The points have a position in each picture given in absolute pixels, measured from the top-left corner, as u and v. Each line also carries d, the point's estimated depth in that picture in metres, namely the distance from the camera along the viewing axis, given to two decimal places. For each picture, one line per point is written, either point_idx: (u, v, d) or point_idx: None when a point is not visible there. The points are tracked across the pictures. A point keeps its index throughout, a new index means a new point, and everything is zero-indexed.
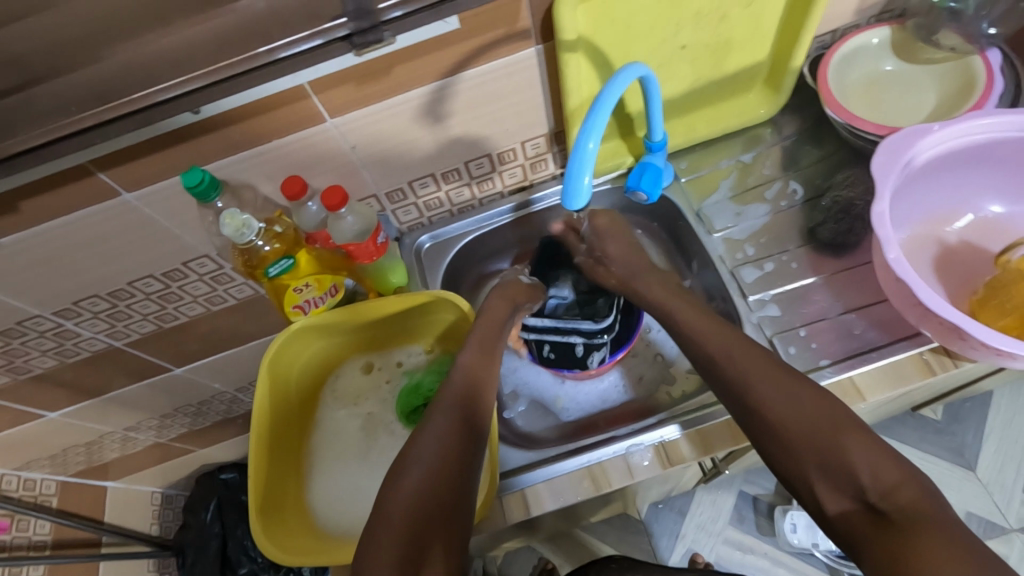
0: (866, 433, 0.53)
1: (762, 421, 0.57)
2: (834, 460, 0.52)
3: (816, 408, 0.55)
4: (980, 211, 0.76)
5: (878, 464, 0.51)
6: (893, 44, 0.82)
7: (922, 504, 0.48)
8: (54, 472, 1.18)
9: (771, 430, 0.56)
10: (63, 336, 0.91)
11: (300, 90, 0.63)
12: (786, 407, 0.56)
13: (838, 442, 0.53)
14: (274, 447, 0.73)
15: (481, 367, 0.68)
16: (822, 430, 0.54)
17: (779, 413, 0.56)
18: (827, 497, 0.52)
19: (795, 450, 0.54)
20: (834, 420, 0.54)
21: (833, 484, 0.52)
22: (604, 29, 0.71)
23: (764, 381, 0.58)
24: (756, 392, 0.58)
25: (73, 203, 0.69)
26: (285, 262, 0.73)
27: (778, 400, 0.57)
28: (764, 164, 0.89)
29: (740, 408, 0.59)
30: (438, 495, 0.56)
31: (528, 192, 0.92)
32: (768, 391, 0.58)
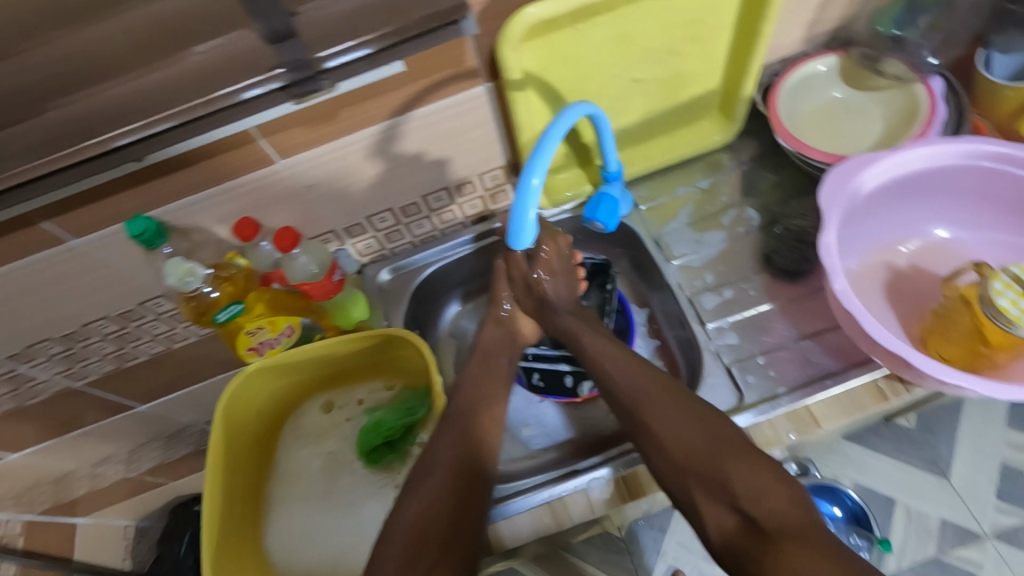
0: (748, 452, 0.57)
1: (653, 442, 0.60)
2: (719, 483, 0.55)
3: (703, 430, 0.59)
4: (927, 235, 0.78)
5: (752, 478, 0.55)
6: (841, 71, 0.83)
7: (788, 514, 0.53)
8: (19, 511, 1.10)
9: (666, 460, 0.58)
10: (18, 380, 0.88)
11: (246, 135, 0.63)
12: (679, 436, 0.59)
13: (716, 460, 0.57)
14: (233, 493, 0.72)
15: (493, 402, 0.68)
16: (708, 447, 0.57)
17: (673, 442, 0.59)
18: (707, 507, 0.56)
19: (682, 469, 0.58)
20: (722, 445, 0.57)
21: (712, 496, 0.56)
22: (553, 67, 0.72)
23: (663, 414, 0.61)
24: (653, 413, 0.61)
25: (18, 251, 0.67)
26: (234, 308, 0.72)
27: (672, 422, 0.60)
28: (722, 190, 0.90)
29: (636, 429, 0.62)
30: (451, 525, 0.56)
31: (489, 222, 0.93)
32: (661, 417, 0.61)
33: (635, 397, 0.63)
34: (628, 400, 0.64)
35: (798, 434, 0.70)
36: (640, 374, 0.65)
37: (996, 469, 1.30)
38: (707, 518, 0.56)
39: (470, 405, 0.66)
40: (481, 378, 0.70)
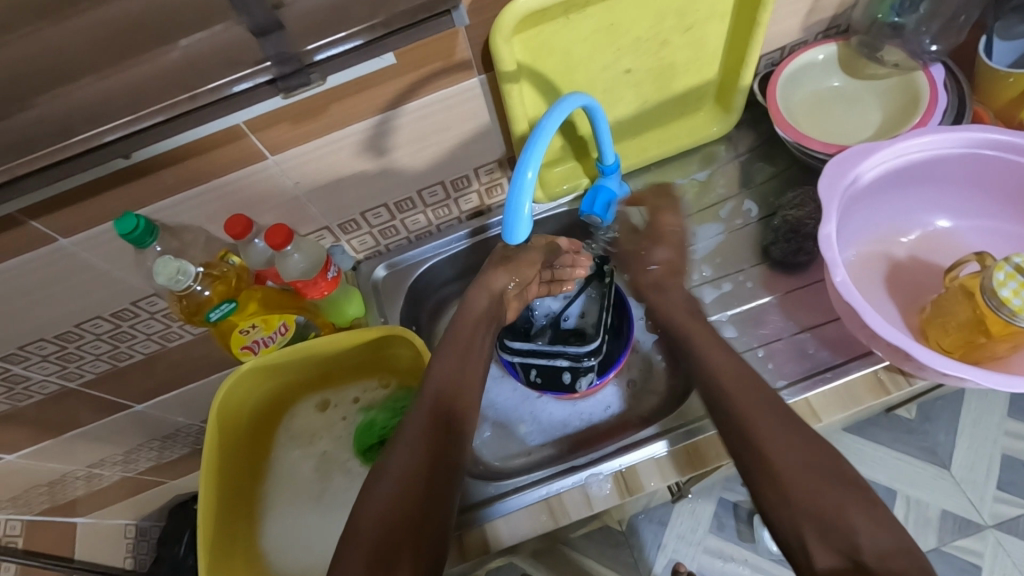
0: (867, 500, 0.52)
1: (767, 469, 0.56)
2: (839, 529, 0.51)
3: (813, 464, 0.55)
4: (928, 226, 0.77)
5: (875, 528, 0.51)
6: (840, 60, 0.82)
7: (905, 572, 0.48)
8: (19, 512, 1.15)
9: (774, 490, 0.54)
10: (12, 381, 0.88)
11: (235, 131, 0.62)
12: (788, 459, 0.55)
13: (837, 504, 0.52)
14: (226, 493, 0.71)
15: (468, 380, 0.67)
16: (826, 488, 0.53)
17: (785, 466, 0.55)
18: (819, 553, 0.51)
19: (790, 500, 0.53)
20: (843, 491, 0.53)
21: (827, 542, 0.51)
22: (546, 58, 0.71)
23: (772, 433, 0.57)
24: (767, 438, 0.57)
25: (6, 252, 0.67)
26: (226, 307, 0.70)
27: (786, 451, 0.56)
28: (719, 182, 0.89)
29: (744, 451, 0.58)
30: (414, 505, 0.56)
31: (484, 217, 0.92)
32: (778, 443, 0.56)
33: (741, 413, 0.59)
34: (732, 405, 0.61)
35: None
36: (741, 388, 0.62)
37: (995, 457, 1.30)
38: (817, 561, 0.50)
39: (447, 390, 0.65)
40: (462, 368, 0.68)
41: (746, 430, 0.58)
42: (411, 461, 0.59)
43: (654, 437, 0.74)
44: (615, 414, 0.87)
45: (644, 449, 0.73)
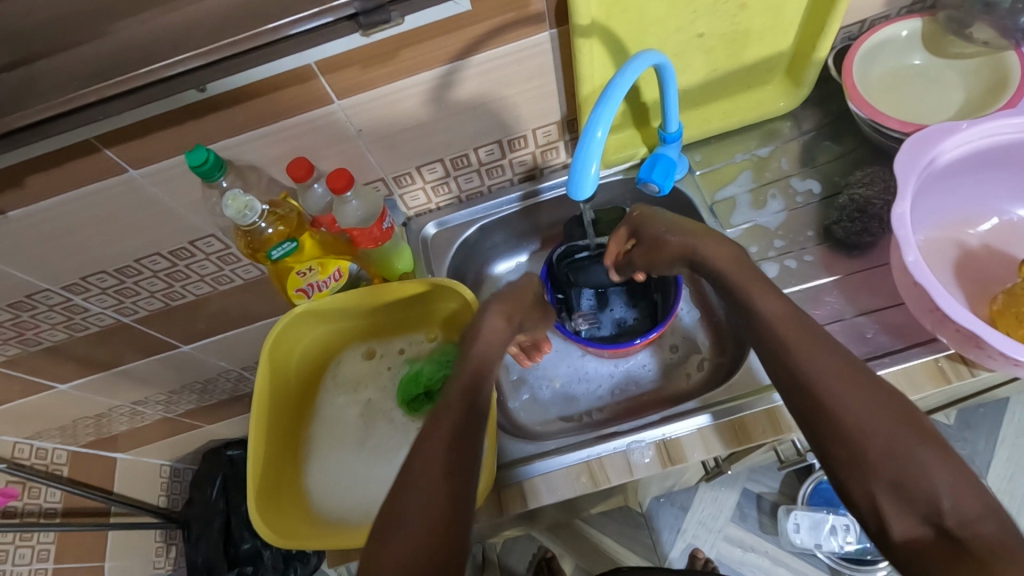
0: (944, 451, 0.50)
1: (832, 431, 0.53)
2: (910, 482, 0.50)
3: (894, 416, 0.52)
4: (1005, 215, 0.74)
5: (956, 487, 0.49)
6: (923, 36, 0.79)
7: (992, 530, 0.47)
8: (65, 442, 1.22)
9: (844, 447, 0.52)
10: (72, 311, 0.91)
11: (306, 71, 0.62)
12: (868, 414, 0.52)
13: (908, 453, 0.50)
14: (274, 432, 0.72)
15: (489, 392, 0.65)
16: (907, 444, 0.51)
17: (864, 427, 0.52)
18: (897, 517, 0.50)
19: (866, 467, 0.51)
20: (918, 439, 0.51)
21: (907, 506, 0.50)
22: (620, 15, 0.69)
23: (858, 401, 0.53)
24: (836, 395, 0.54)
25: (80, 179, 0.68)
26: (287, 246, 0.72)
27: (858, 402, 0.53)
28: (782, 158, 0.87)
29: (807, 416, 0.55)
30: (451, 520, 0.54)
31: (537, 180, 0.91)
32: (853, 404, 0.53)
33: (816, 378, 0.55)
34: (808, 377, 0.56)
35: None
36: (841, 376, 0.55)
37: None
38: (895, 529, 0.50)
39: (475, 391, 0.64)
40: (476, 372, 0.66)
41: (815, 393, 0.55)
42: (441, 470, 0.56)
43: (718, 404, 0.72)
44: (657, 386, 0.87)
45: (700, 416, 0.72)
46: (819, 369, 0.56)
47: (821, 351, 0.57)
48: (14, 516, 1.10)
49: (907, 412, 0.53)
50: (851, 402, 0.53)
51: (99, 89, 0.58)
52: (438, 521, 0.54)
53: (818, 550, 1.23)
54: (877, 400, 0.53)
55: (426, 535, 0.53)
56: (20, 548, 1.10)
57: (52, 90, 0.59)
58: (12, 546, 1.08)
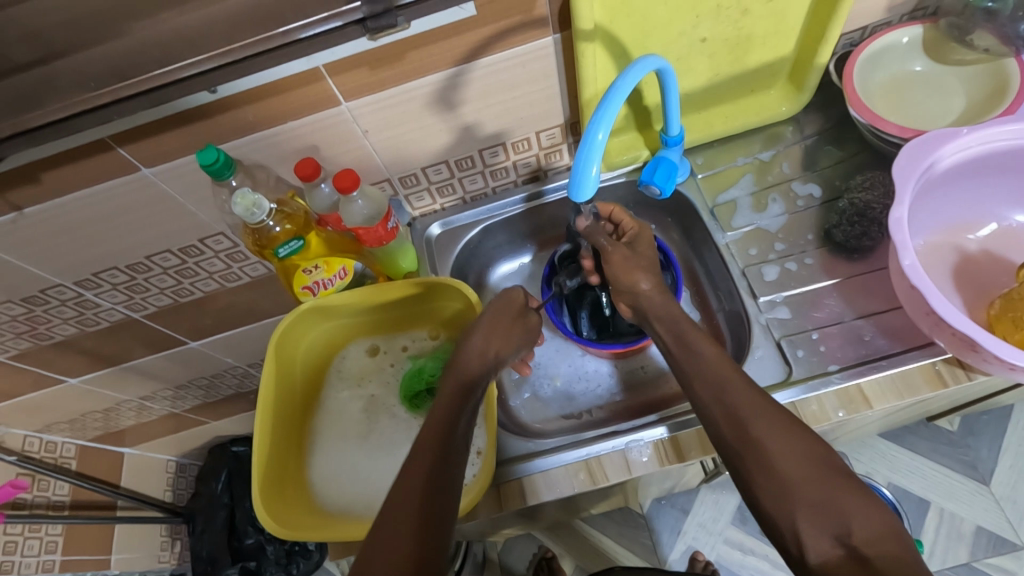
0: (855, 484, 0.52)
1: (758, 459, 0.55)
2: (830, 511, 0.51)
3: (810, 450, 0.55)
4: (1004, 220, 0.74)
5: (867, 513, 0.50)
6: (925, 43, 0.79)
7: (901, 554, 0.48)
8: (74, 436, 1.24)
9: (772, 478, 0.54)
10: (84, 306, 0.93)
11: (315, 73, 0.64)
12: (787, 450, 0.55)
13: (828, 482, 0.52)
14: (279, 425, 0.74)
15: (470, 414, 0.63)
16: (823, 480, 0.52)
17: (782, 458, 0.54)
18: (810, 541, 0.51)
19: (788, 494, 0.53)
20: (832, 474, 0.53)
21: (822, 530, 0.51)
22: (623, 20, 0.70)
23: (773, 432, 0.56)
24: (759, 425, 0.56)
25: (94, 176, 0.70)
26: (294, 244, 0.74)
27: (779, 438, 0.55)
28: (784, 162, 0.87)
29: (736, 446, 0.57)
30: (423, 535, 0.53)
31: (540, 182, 0.92)
32: (773, 437, 0.55)
33: (744, 408, 0.58)
34: (732, 407, 0.59)
35: (846, 411, 0.69)
36: (754, 406, 0.58)
37: None
38: (810, 552, 0.51)
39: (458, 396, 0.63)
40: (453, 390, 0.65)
41: (740, 419, 0.58)
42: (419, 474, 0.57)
43: (673, 417, 0.74)
44: (657, 387, 0.87)
45: (662, 426, 0.73)
46: (745, 401, 0.58)
47: (743, 386, 0.60)
48: (23, 508, 1.12)
49: (821, 447, 0.55)
50: (763, 431, 0.56)
51: (115, 89, 0.60)
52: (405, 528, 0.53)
53: None
54: (798, 433, 0.56)
55: (408, 539, 0.53)
56: (29, 539, 1.12)
57: (70, 89, 0.61)
58: (20, 537, 1.10)
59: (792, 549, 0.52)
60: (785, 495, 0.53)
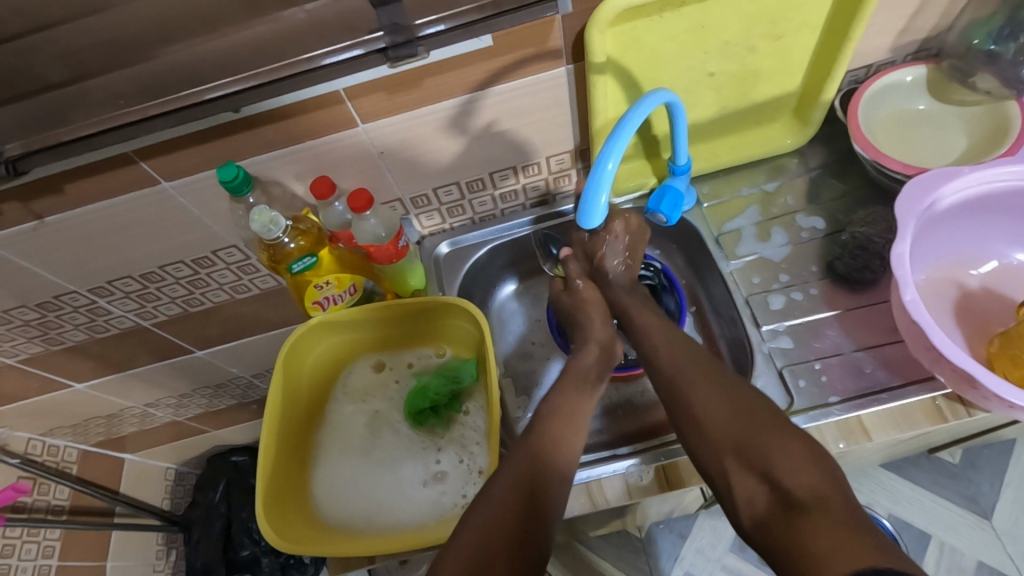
0: (786, 428, 0.55)
1: (689, 416, 0.60)
2: (752, 454, 0.54)
3: (733, 401, 0.58)
4: (1004, 258, 0.75)
5: (786, 451, 0.53)
6: (928, 82, 0.81)
7: (819, 487, 0.50)
8: (76, 440, 1.25)
9: (698, 431, 0.58)
10: (95, 313, 0.94)
11: (334, 96, 0.66)
12: (711, 402, 0.59)
13: (749, 428, 0.56)
14: (284, 439, 0.75)
15: (562, 422, 0.66)
16: (744, 425, 0.56)
17: (705, 410, 0.59)
18: (740, 485, 0.54)
19: (715, 443, 0.57)
20: (756, 420, 0.56)
21: (748, 472, 0.54)
22: (634, 54, 0.73)
23: (698, 390, 0.61)
24: (688, 386, 0.62)
25: (115, 188, 0.72)
26: (308, 260, 0.75)
27: (706, 393, 0.60)
28: (789, 194, 0.89)
29: (674, 406, 0.62)
30: (515, 523, 0.56)
31: (549, 206, 0.94)
32: (699, 392, 0.61)
33: (672, 373, 0.64)
34: (667, 376, 0.65)
35: (846, 443, 0.69)
36: (683, 364, 0.65)
37: None
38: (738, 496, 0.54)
39: (544, 443, 0.62)
40: (565, 399, 0.69)
41: (674, 385, 0.63)
42: (502, 513, 0.56)
43: (646, 450, 0.74)
44: (657, 412, 0.88)
45: (633, 459, 0.74)
46: (676, 364, 0.65)
47: (683, 360, 0.65)
48: (22, 511, 1.13)
49: (748, 397, 0.59)
50: (691, 389, 0.61)
51: (143, 108, 0.63)
52: (511, 527, 0.55)
53: None
54: (725, 387, 0.60)
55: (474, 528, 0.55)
56: (26, 543, 1.12)
57: (100, 106, 0.63)
58: (18, 541, 1.11)
59: (726, 496, 0.56)
60: (715, 444, 0.57)
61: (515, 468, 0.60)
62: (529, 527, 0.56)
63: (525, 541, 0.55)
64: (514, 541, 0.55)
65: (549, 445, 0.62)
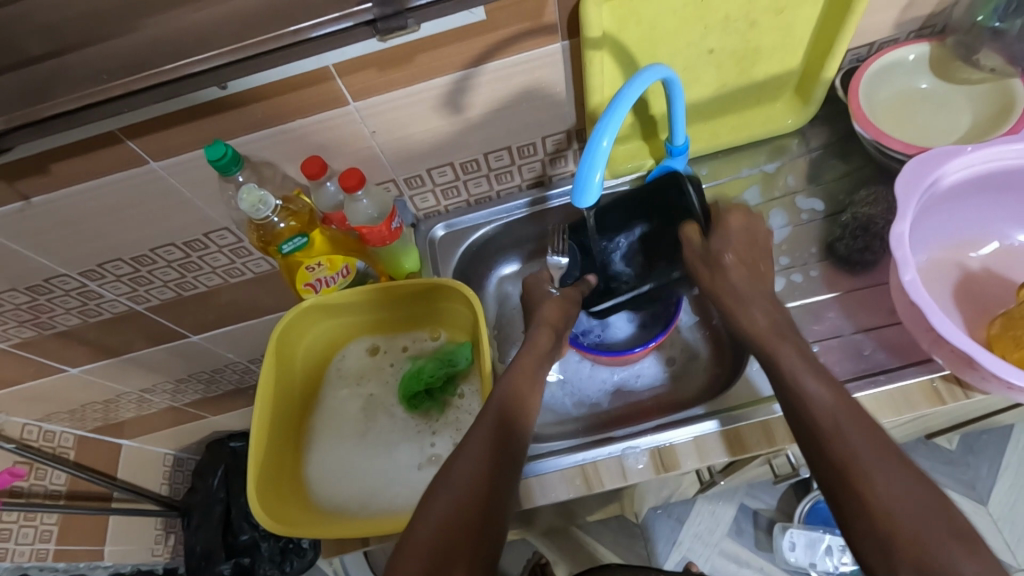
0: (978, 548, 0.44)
1: (854, 496, 0.49)
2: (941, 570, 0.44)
3: (919, 499, 0.48)
4: (1007, 239, 0.74)
5: None
6: (931, 60, 0.80)
7: None
8: (73, 426, 1.25)
9: (860, 514, 0.48)
10: (87, 296, 0.93)
11: (324, 71, 0.65)
12: (889, 488, 0.48)
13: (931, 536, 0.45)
14: (277, 422, 0.74)
15: (529, 386, 0.67)
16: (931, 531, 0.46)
17: (877, 494, 0.48)
18: None
19: (889, 544, 0.46)
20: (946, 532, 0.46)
21: None
22: (631, 29, 0.71)
23: (862, 457, 0.50)
24: (842, 441, 0.51)
25: (103, 168, 0.71)
26: (298, 241, 0.74)
27: (879, 473, 0.49)
28: (789, 175, 0.88)
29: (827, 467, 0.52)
30: (479, 509, 0.55)
31: (545, 187, 0.92)
32: (870, 471, 0.49)
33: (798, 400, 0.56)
34: (814, 425, 0.54)
35: None
36: (818, 401, 0.55)
37: None
38: None
39: (510, 403, 0.63)
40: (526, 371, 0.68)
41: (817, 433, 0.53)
42: (464, 495, 0.56)
43: (723, 410, 0.73)
44: (652, 396, 0.87)
45: (713, 421, 0.73)
46: (859, 446, 0.51)
47: (833, 399, 0.54)
48: (19, 496, 1.12)
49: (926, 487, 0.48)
50: (857, 456, 0.50)
51: (127, 83, 0.61)
52: (466, 518, 0.54)
53: (814, 569, 1.24)
54: (898, 464, 0.49)
55: (436, 520, 0.54)
56: (24, 528, 1.12)
57: (85, 82, 0.62)
58: (15, 525, 1.11)
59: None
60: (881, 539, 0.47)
61: (478, 448, 0.59)
62: (488, 515, 0.55)
63: (484, 537, 0.54)
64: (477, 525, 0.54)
65: (518, 410, 0.63)
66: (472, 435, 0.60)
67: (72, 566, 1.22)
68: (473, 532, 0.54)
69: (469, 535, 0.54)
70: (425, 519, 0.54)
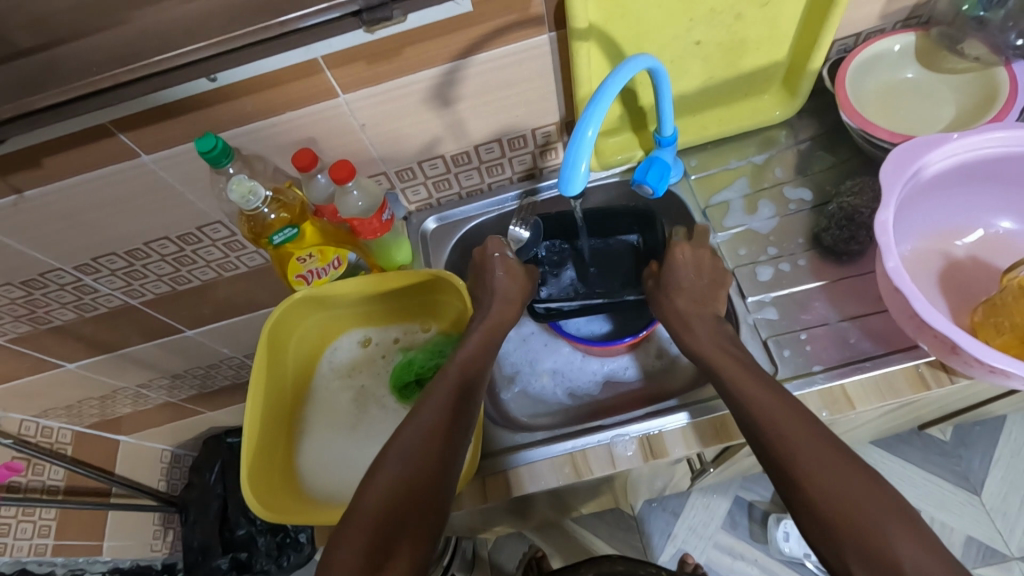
0: (911, 522, 0.49)
1: (800, 487, 0.53)
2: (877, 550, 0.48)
3: (861, 484, 0.51)
4: (991, 227, 0.75)
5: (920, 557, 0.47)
6: (917, 50, 0.80)
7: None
8: (70, 422, 1.25)
9: (804, 503, 0.52)
10: (81, 291, 0.94)
11: (313, 64, 0.65)
12: (828, 477, 0.52)
13: (873, 520, 0.49)
14: (269, 412, 0.75)
15: (482, 359, 0.69)
16: (869, 514, 0.49)
17: (818, 484, 0.52)
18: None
19: (831, 527, 0.50)
20: (883, 511, 0.49)
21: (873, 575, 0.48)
22: (618, 21, 0.72)
23: (805, 453, 0.53)
24: (785, 440, 0.55)
25: (95, 161, 0.72)
26: (288, 231, 0.75)
27: (818, 464, 0.53)
28: (778, 166, 0.89)
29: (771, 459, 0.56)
30: (427, 481, 0.58)
31: (536, 180, 0.93)
32: (813, 464, 0.53)
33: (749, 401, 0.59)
34: (760, 425, 0.57)
35: (830, 412, 0.69)
36: (765, 400, 0.58)
37: None
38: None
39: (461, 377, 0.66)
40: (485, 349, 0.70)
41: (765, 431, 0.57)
42: (412, 467, 0.58)
43: (692, 403, 0.75)
44: (642, 386, 0.88)
45: (683, 413, 0.74)
46: (802, 444, 0.54)
47: (776, 405, 0.58)
48: (17, 491, 1.13)
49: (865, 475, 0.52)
50: (801, 456, 0.54)
51: (115, 75, 0.62)
52: (414, 489, 0.57)
53: (807, 559, 1.25)
54: (841, 455, 0.53)
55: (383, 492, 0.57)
56: (23, 522, 1.13)
57: (76, 75, 0.63)
58: (14, 520, 1.11)
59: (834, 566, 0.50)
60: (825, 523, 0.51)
61: (427, 422, 0.61)
62: (437, 487, 0.58)
63: (430, 507, 0.57)
64: (425, 498, 0.57)
65: (472, 385, 0.66)
66: (422, 409, 0.63)
67: (70, 561, 1.23)
68: (418, 503, 0.57)
69: (414, 504, 0.56)
70: (372, 490, 0.57)
